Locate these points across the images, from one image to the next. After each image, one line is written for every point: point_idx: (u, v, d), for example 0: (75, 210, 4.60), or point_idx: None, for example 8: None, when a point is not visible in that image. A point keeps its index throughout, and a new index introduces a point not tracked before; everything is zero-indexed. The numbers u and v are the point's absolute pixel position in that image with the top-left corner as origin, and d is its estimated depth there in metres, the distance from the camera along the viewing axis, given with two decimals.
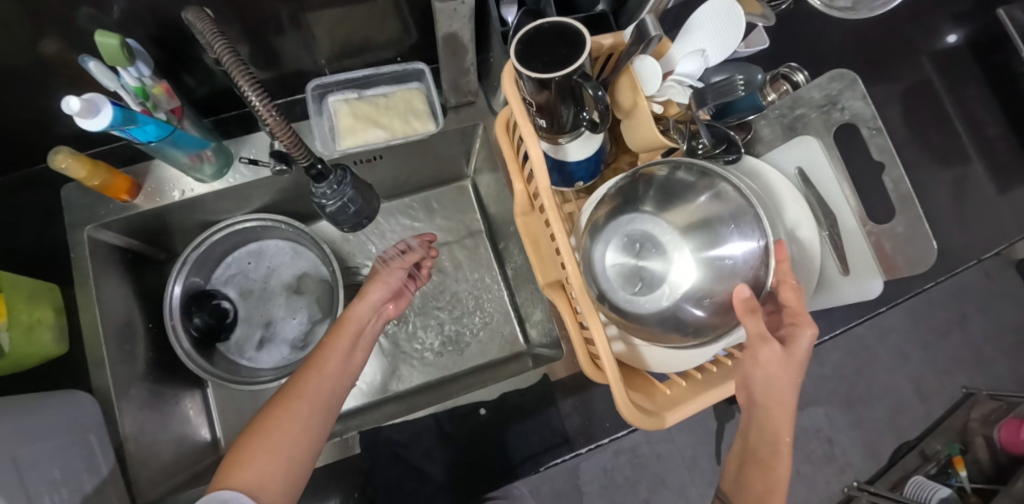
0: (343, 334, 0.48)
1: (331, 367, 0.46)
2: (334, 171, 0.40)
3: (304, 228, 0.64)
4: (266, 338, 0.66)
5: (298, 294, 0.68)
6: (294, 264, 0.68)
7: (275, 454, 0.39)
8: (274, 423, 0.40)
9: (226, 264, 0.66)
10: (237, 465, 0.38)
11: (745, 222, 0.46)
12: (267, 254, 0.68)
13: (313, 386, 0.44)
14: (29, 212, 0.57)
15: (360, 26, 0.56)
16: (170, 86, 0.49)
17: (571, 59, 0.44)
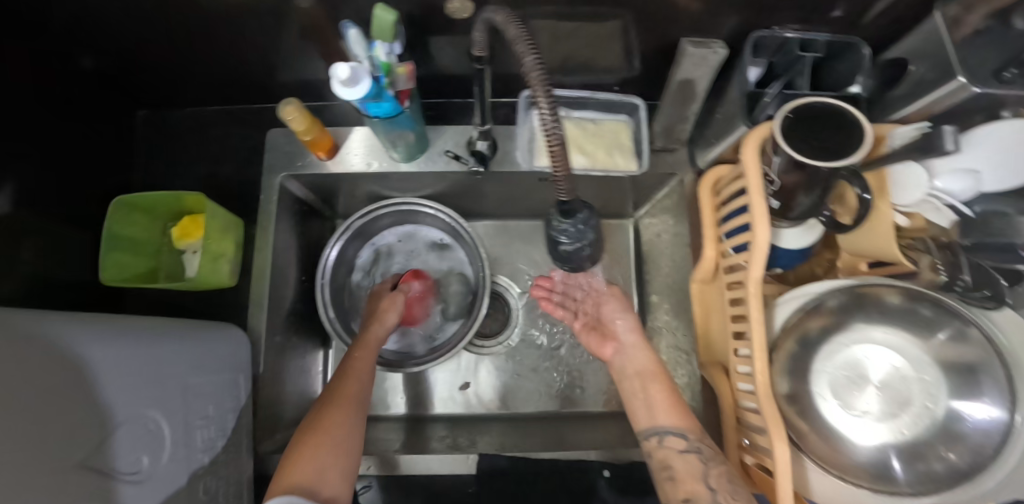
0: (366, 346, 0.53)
1: (362, 367, 0.50)
2: (582, 210, 0.35)
3: (466, 227, 0.64)
4: (398, 319, 0.68)
5: (439, 287, 0.69)
6: (443, 256, 0.69)
7: (320, 447, 0.39)
8: (334, 405, 0.44)
9: (382, 239, 0.69)
10: (291, 460, 0.38)
11: (990, 382, 0.39)
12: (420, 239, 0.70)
13: (353, 383, 0.47)
14: (236, 145, 0.61)
15: (589, 46, 0.54)
16: (413, 68, 0.46)
17: (844, 150, 0.40)
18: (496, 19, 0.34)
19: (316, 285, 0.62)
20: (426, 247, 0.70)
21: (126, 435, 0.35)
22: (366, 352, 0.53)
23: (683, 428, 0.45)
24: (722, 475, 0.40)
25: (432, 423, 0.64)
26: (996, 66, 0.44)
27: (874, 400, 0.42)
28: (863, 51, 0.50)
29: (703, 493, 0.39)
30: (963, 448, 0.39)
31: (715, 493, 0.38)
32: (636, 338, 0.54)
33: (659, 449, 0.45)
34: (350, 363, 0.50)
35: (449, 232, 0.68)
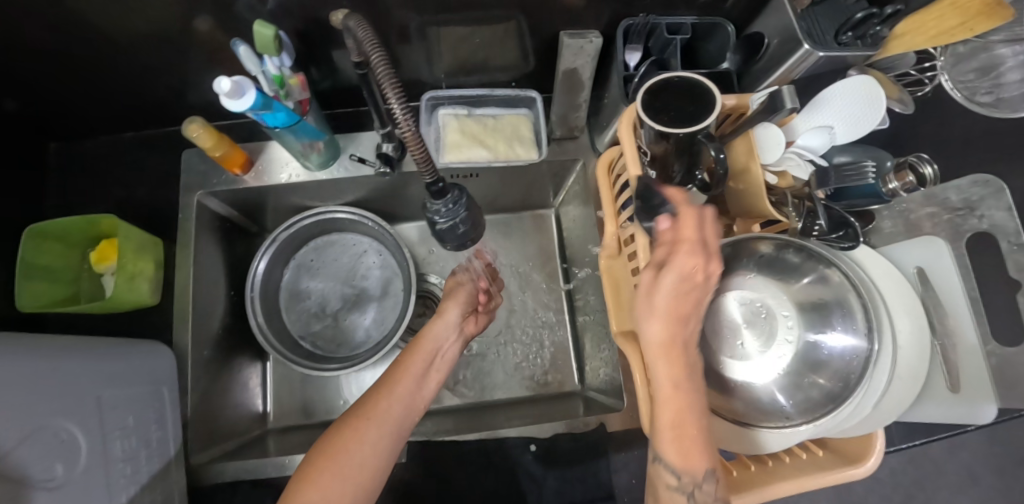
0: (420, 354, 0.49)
1: (409, 384, 0.46)
2: (452, 190, 0.37)
3: (388, 229, 0.66)
4: (335, 325, 0.69)
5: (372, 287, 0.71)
6: (373, 257, 0.72)
7: (341, 478, 0.37)
8: (369, 423, 0.41)
9: (311, 248, 0.71)
10: (304, 483, 0.37)
11: (849, 317, 0.44)
12: (350, 246, 0.72)
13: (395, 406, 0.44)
14: (153, 169, 0.63)
15: (479, 47, 0.58)
16: (305, 79, 0.50)
17: (698, 118, 0.44)
18: (352, 25, 0.36)
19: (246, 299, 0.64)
20: (358, 252, 0.72)
21: (33, 444, 0.36)
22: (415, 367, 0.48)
23: (679, 464, 0.36)
24: None
25: None
26: (836, 32, 0.49)
27: (746, 340, 0.47)
28: (727, 29, 0.55)
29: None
30: (827, 373, 0.44)
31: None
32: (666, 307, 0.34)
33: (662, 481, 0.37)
34: (395, 374, 0.46)
35: (376, 235, 0.70)
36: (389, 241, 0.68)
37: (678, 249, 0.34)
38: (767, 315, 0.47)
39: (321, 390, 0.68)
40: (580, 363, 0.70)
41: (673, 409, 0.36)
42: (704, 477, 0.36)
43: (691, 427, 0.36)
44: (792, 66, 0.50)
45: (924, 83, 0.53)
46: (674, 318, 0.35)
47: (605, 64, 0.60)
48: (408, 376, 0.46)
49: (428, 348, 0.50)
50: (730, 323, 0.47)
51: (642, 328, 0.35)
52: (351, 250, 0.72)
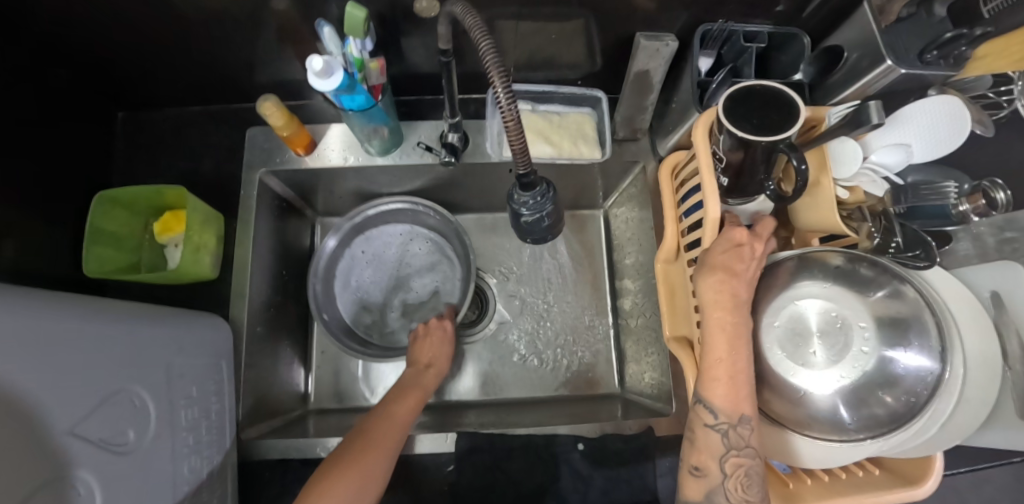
0: (355, 471, 0.43)
1: (355, 483, 0.42)
2: (541, 183, 0.37)
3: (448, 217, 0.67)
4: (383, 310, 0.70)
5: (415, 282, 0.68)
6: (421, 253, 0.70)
7: None
8: None
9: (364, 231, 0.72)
10: None
11: (924, 337, 0.42)
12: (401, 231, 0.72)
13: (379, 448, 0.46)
14: (215, 145, 0.63)
15: (550, 43, 0.58)
16: (384, 63, 0.49)
17: (782, 127, 0.43)
18: (455, 10, 0.37)
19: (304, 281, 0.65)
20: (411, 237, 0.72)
21: (110, 407, 0.36)
22: (387, 448, 0.46)
23: (723, 407, 0.39)
24: (739, 467, 0.39)
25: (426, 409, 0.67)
26: (920, 50, 0.48)
27: (819, 349, 0.44)
28: (804, 40, 0.55)
29: (715, 471, 0.40)
30: (898, 392, 0.41)
31: (726, 477, 0.40)
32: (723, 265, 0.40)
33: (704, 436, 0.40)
34: (332, 476, 0.42)
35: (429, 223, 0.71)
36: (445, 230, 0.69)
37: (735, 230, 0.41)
38: (840, 326, 0.44)
39: (362, 376, 0.68)
40: (621, 366, 0.70)
41: (724, 347, 0.39)
42: (741, 421, 0.39)
43: (742, 376, 0.39)
44: (872, 82, 0.50)
45: (1001, 106, 0.52)
46: (727, 271, 0.40)
47: (674, 67, 0.60)
48: (405, 417, 0.51)
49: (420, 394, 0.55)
50: (799, 331, 0.44)
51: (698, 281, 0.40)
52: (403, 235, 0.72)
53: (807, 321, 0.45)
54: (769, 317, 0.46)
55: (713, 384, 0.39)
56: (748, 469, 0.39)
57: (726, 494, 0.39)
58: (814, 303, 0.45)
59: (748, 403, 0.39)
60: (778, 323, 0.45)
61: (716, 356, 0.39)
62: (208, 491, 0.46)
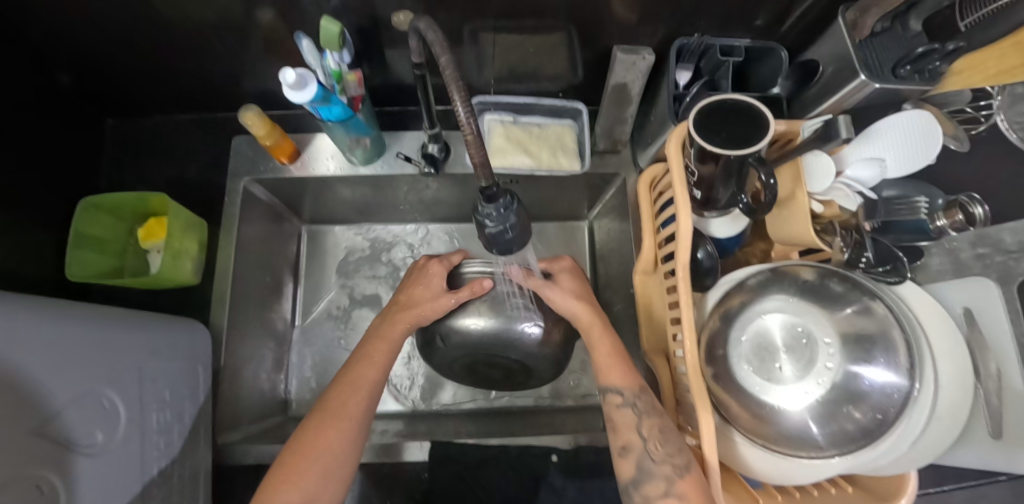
0: (365, 373, 0.49)
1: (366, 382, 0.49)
2: (505, 195, 0.37)
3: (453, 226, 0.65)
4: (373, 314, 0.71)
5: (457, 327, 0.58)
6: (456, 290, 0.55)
7: (320, 476, 0.42)
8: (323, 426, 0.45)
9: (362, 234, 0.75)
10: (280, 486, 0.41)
11: (894, 353, 0.42)
12: (400, 237, 0.76)
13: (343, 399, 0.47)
14: (203, 152, 0.65)
15: (529, 55, 0.59)
16: (362, 75, 0.50)
17: (752, 140, 0.43)
18: (421, 26, 0.37)
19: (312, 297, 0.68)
20: (407, 243, 0.75)
21: (77, 410, 0.37)
22: (382, 357, 0.51)
23: (621, 385, 0.48)
24: (652, 427, 0.44)
25: (411, 418, 0.67)
26: (894, 65, 0.48)
27: (785, 365, 0.43)
28: (781, 54, 0.55)
29: (637, 441, 0.44)
30: (866, 408, 0.41)
31: (646, 440, 0.44)
32: (571, 287, 0.55)
33: (613, 409, 0.47)
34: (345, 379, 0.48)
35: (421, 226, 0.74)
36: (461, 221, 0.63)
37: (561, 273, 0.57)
38: (806, 338, 0.43)
39: None
40: None
41: (608, 350, 0.51)
42: (639, 391, 0.47)
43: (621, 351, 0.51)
44: (847, 95, 0.50)
45: (979, 121, 0.53)
46: (573, 292, 0.54)
47: (654, 80, 0.60)
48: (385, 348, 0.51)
49: (389, 342, 0.52)
50: (765, 347, 0.44)
51: (564, 307, 0.54)
52: (400, 242, 0.75)
53: (770, 338, 0.44)
54: (735, 333, 0.45)
55: (607, 372, 0.49)
56: (662, 426, 0.44)
57: (650, 455, 0.43)
58: (781, 318, 0.44)
59: (638, 379, 0.48)
60: (744, 339, 0.45)
61: (601, 348, 0.51)
62: (179, 494, 0.47)
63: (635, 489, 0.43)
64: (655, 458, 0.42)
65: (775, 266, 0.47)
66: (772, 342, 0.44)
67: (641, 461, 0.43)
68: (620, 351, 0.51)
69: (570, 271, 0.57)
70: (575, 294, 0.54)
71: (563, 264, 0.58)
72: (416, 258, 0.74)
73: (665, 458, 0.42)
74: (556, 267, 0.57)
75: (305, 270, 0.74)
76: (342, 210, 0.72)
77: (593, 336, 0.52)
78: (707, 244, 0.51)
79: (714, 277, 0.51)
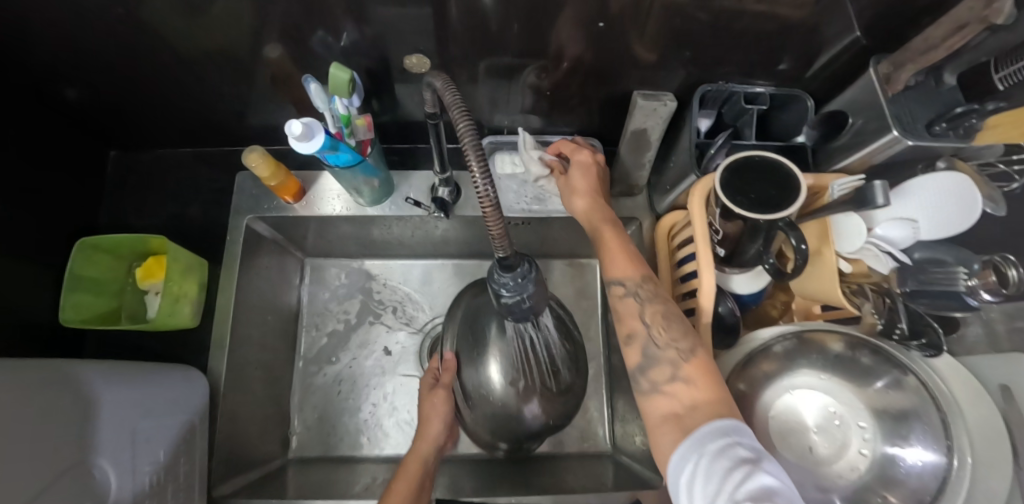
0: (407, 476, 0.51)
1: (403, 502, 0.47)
2: (523, 264, 0.35)
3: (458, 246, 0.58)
4: (378, 352, 0.69)
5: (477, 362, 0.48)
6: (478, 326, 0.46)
7: None
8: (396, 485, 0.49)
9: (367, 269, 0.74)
10: None
11: (932, 433, 0.39)
12: (406, 273, 0.74)
13: (405, 486, 0.50)
14: (205, 187, 0.63)
15: (543, 95, 0.57)
16: (371, 119, 0.48)
17: (781, 202, 0.41)
18: (433, 81, 0.34)
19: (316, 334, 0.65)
20: (414, 280, 0.73)
21: (68, 480, 0.34)
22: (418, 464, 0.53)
23: (621, 273, 0.43)
24: (656, 312, 0.40)
25: None
26: (929, 121, 0.47)
27: (815, 445, 0.41)
28: (806, 103, 0.53)
29: (639, 328, 0.40)
30: (902, 493, 0.38)
31: (649, 325, 0.40)
32: (579, 183, 0.52)
33: (620, 302, 0.42)
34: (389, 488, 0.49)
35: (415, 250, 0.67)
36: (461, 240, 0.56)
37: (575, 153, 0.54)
38: (836, 419, 0.42)
39: (343, 425, 0.66)
40: (613, 427, 0.69)
41: (619, 247, 0.45)
42: (643, 279, 0.42)
43: (631, 248, 0.45)
44: (876, 150, 0.48)
45: (1014, 178, 0.49)
46: (585, 191, 0.51)
47: (672, 124, 0.58)
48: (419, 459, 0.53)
49: (421, 463, 0.53)
50: (795, 425, 0.42)
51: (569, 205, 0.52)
52: (407, 278, 0.73)
53: (799, 415, 0.42)
54: (763, 406, 0.43)
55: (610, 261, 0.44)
56: (665, 310, 0.40)
57: (655, 340, 0.39)
58: (808, 395, 0.43)
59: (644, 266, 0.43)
60: (773, 414, 0.43)
61: (609, 247, 0.45)
62: None
63: (639, 374, 0.39)
64: (659, 344, 0.39)
65: (800, 330, 0.45)
66: (801, 420, 0.42)
67: (643, 349, 0.39)
68: (627, 243, 0.45)
69: (588, 157, 0.53)
70: (586, 185, 0.51)
71: (589, 155, 0.53)
72: (423, 294, 0.73)
73: (669, 342, 0.39)
74: (576, 157, 0.54)
75: (308, 306, 0.72)
76: (348, 246, 0.70)
77: (603, 240, 0.46)
78: (727, 300, 0.49)
79: (735, 334, 0.49)
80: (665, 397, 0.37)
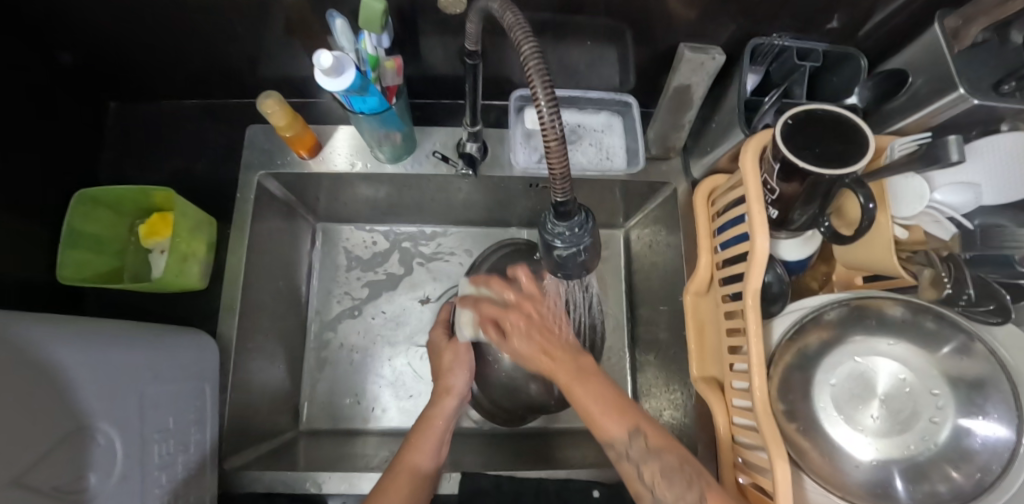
0: (428, 434, 0.48)
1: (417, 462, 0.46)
2: (580, 211, 0.32)
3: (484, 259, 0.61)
4: (394, 323, 0.66)
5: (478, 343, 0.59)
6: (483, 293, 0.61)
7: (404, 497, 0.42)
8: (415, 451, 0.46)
9: (383, 236, 0.70)
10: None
11: (1002, 403, 0.37)
12: (423, 241, 0.70)
13: (431, 442, 0.48)
14: (212, 142, 0.58)
15: (580, 49, 0.53)
16: (400, 62, 0.45)
17: (847, 158, 0.38)
18: (491, 5, 0.31)
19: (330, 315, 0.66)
20: (432, 248, 0.70)
21: (69, 449, 0.31)
22: (438, 427, 0.49)
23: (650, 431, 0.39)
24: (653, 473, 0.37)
25: None
26: (995, 81, 0.43)
27: (879, 414, 0.39)
28: (861, 62, 0.50)
29: (634, 402, 0.41)
30: (969, 468, 0.36)
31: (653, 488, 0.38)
32: (528, 353, 0.43)
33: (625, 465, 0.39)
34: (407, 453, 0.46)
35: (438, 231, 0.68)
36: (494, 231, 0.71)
37: (512, 305, 0.46)
38: (908, 386, 0.39)
39: (356, 397, 0.64)
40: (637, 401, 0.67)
41: (598, 406, 0.40)
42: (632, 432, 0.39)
43: (611, 396, 0.40)
44: (936, 111, 0.44)
45: None
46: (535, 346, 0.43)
47: (716, 83, 0.55)
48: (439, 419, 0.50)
49: (437, 424, 0.49)
50: (861, 393, 0.40)
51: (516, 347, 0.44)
52: (424, 246, 0.70)
53: (865, 382, 0.40)
54: (822, 373, 0.41)
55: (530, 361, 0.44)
56: (665, 465, 0.37)
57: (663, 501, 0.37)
58: (876, 362, 0.40)
59: (631, 411, 0.40)
60: (833, 382, 0.40)
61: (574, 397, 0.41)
62: None
63: (626, 430, 0.42)
64: (647, 414, 0.41)
65: (855, 296, 0.42)
66: (867, 389, 0.40)
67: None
68: (604, 388, 0.41)
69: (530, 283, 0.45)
70: (534, 350, 0.43)
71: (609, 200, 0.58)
72: (441, 264, 0.70)
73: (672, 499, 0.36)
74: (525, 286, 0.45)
75: (320, 272, 0.68)
76: (363, 211, 0.66)
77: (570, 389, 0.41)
78: (777, 266, 0.47)
79: (783, 302, 0.46)
80: (657, 502, 0.38)
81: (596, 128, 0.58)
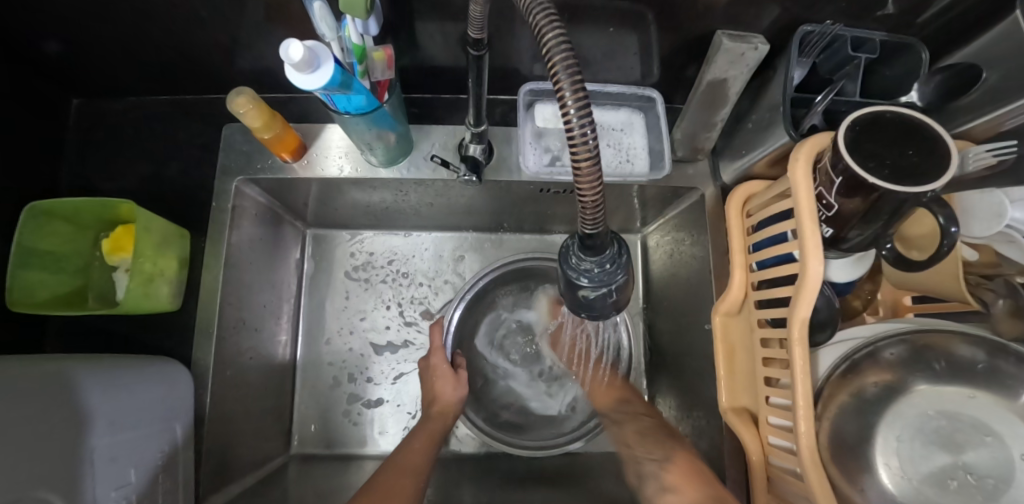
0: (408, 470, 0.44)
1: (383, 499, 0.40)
2: (613, 243, 0.26)
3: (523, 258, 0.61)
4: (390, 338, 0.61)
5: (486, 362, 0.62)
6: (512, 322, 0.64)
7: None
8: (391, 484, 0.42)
9: (379, 242, 0.64)
10: None
11: None
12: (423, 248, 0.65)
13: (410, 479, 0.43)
14: (186, 143, 0.52)
15: (599, 38, 0.47)
16: (392, 53, 0.38)
17: (925, 171, 0.32)
18: None
19: (323, 329, 0.61)
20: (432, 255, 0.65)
21: None
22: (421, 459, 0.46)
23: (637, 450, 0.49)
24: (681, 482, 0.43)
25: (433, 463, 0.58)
26: None
27: (962, 480, 0.32)
28: (923, 54, 0.42)
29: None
30: None
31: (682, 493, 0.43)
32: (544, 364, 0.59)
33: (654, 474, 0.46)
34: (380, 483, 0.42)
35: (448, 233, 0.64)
36: (502, 239, 0.66)
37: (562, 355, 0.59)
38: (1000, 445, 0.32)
39: (349, 419, 0.59)
40: (654, 422, 0.62)
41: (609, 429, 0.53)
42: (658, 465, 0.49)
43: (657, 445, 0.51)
44: (1018, 112, 0.38)
45: None
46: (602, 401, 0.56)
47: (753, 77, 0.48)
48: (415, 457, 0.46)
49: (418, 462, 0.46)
50: (932, 451, 0.34)
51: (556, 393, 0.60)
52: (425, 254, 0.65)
53: (936, 437, 0.34)
54: (886, 430, 0.35)
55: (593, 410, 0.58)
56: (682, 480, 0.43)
57: None
58: (949, 415, 0.35)
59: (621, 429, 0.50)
60: (898, 438, 0.35)
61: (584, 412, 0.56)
62: None
63: None
64: None
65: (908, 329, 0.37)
66: (942, 446, 0.34)
67: None
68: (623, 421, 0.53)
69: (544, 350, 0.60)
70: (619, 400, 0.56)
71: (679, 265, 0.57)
72: (442, 272, 0.64)
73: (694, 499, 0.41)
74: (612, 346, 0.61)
75: (311, 281, 0.63)
76: (355, 217, 0.61)
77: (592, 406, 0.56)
78: (826, 290, 0.41)
79: (831, 331, 0.41)
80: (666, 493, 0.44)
81: (615, 126, 0.52)
